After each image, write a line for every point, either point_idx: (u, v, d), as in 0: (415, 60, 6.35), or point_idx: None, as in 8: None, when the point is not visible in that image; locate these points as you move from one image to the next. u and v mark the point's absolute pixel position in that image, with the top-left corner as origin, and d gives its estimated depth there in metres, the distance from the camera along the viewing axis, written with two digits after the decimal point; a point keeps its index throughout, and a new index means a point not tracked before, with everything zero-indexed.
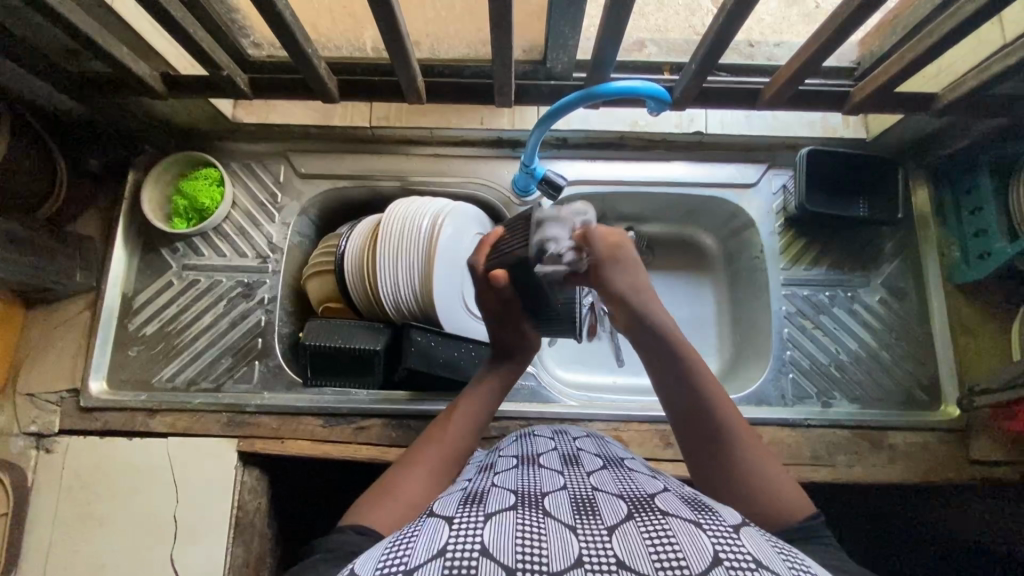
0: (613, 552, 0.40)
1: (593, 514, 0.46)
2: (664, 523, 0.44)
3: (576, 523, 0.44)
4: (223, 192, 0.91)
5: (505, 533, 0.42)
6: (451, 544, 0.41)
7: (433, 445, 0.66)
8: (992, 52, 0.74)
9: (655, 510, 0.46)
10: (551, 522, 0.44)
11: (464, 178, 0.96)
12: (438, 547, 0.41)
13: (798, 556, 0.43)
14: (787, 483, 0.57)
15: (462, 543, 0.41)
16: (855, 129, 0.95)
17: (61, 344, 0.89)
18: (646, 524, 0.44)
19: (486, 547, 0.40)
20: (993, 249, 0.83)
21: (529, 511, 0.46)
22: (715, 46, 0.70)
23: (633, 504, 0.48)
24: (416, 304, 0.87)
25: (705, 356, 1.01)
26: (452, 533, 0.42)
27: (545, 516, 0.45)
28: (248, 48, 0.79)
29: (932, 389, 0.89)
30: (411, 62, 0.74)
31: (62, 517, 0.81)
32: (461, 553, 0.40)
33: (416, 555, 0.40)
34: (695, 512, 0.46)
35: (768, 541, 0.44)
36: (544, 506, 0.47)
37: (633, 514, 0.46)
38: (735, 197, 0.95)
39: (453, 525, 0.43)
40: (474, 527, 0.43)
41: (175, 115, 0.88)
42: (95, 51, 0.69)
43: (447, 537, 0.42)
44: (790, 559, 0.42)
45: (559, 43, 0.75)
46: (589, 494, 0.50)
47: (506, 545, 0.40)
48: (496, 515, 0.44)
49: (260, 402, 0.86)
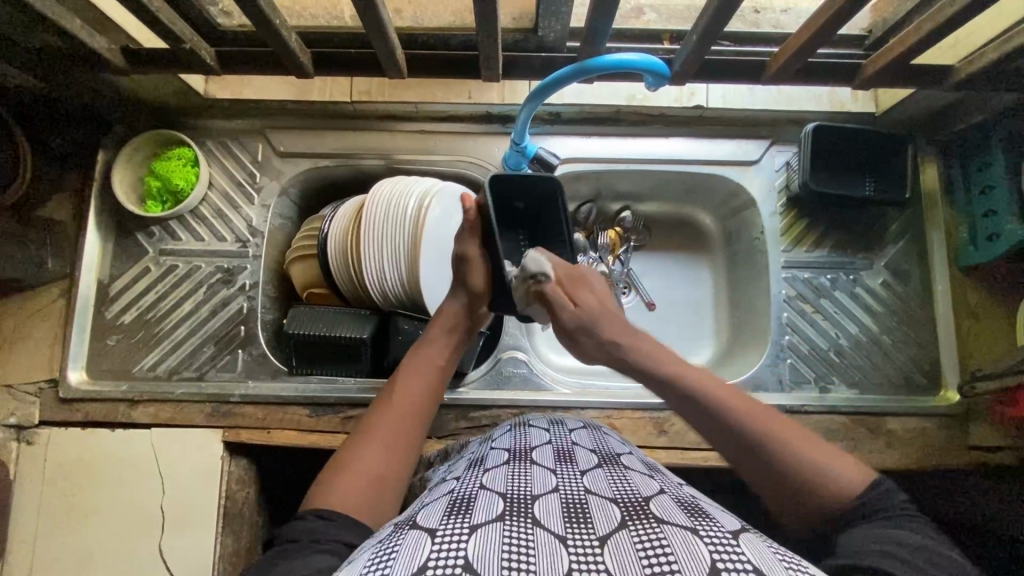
0: (605, 566, 0.39)
1: (584, 522, 0.44)
2: (660, 532, 0.42)
3: (566, 533, 0.42)
4: (198, 172, 0.87)
5: (491, 546, 0.40)
6: (434, 559, 0.38)
7: (393, 405, 0.62)
8: (1015, 20, 0.69)
9: (650, 517, 0.44)
10: (541, 531, 0.42)
11: (453, 157, 0.91)
12: (420, 562, 0.38)
13: (801, 563, 0.40)
14: (825, 455, 0.53)
15: (445, 558, 0.39)
16: (864, 103, 0.90)
17: (37, 334, 0.86)
18: (640, 532, 0.42)
19: (471, 563, 0.38)
20: (1002, 230, 0.80)
21: (517, 520, 0.43)
22: (718, 15, 0.65)
23: (626, 509, 0.46)
24: (402, 290, 0.84)
25: (702, 340, 0.98)
26: (435, 546, 0.40)
27: (534, 525, 0.43)
28: (217, 17, 0.74)
29: (932, 373, 0.87)
30: (389, 32, 0.68)
31: (47, 510, 0.80)
32: (445, 570, 0.37)
33: (396, 570, 0.38)
34: (691, 517, 0.45)
35: (771, 550, 0.42)
36: (534, 513, 0.45)
37: (626, 521, 0.44)
38: (737, 175, 0.90)
39: (436, 537, 0.41)
40: (457, 540, 0.40)
41: (142, 91, 0.83)
42: (45, 24, 0.63)
43: (430, 551, 0.39)
44: (792, 565, 0.40)
45: (550, 11, 0.70)
46: (581, 497, 0.48)
47: (491, 560, 0.38)
48: (482, 526, 0.42)
49: (245, 391, 0.84)
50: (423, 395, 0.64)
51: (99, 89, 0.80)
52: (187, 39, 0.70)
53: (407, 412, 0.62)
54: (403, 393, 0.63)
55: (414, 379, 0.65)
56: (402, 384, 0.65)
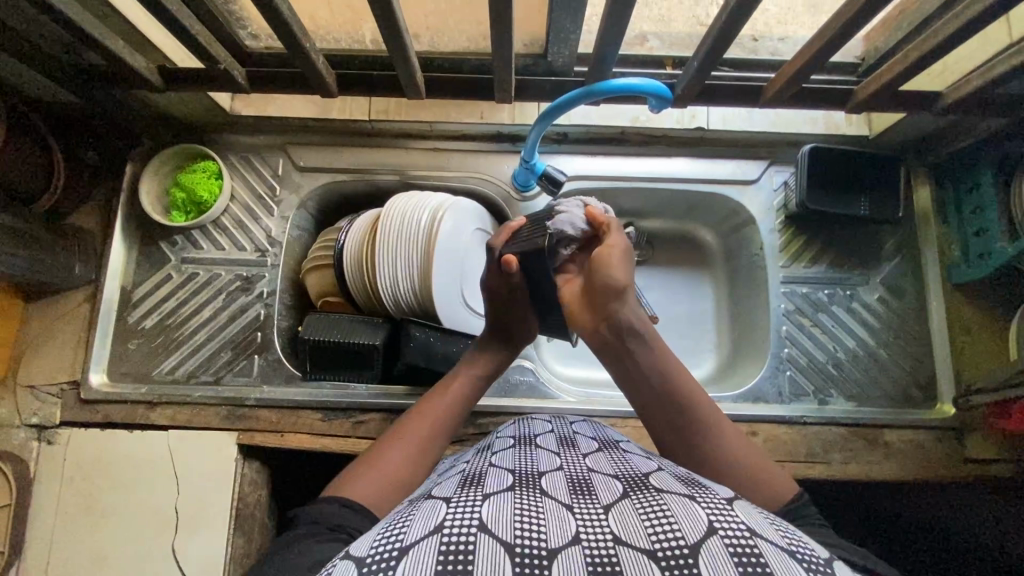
0: (610, 528, 0.41)
1: (589, 493, 0.46)
2: (660, 499, 0.44)
3: (572, 501, 0.45)
4: (222, 184, 0.91)
5: (503, 511, 0.42)
6: (449, 522, 0.41)
7: (422, 419, 0.67)
8: (998, 50, 0.73)
9: (650, 488, 0.47)
10: (548, 500, 0.45)
11: (464, 173, 0.95)
12: (436, 525, 0.41)
13: (793, 531, 0.43)
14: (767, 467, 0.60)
15: (460, 519, 0.41)
16: (857, 126, 0.94)
17: (61, 337, 0.89)
18: (642, 500, 0.44)
19: (485, 524, 0.41)
20: (993, 248, 0.83)
21: (526, 491, 0.46)
22: (718, 43, 0.70)
23: (628, 483, 0.48)
24: (414, 298, 0.87)
25: (703, 353, 1.01)
26: (449, 512, 0.43)
27: (542, 495, 0.46)
28: (246, 40, 0.79)
29: (928, 387, 0.89)
30: (410, 55, 0.72)
31: (64, 508, 0.82)
32: (460, 531, 0.40)
33: (414, 534, 0.41)
34: (688, 488, 0.47)
35: (761, 514, 0.44)
36: (541, 485, 0.47)
37: (628, 492, 0.46)
38: (736, 193, 0.94)
39: (450, 504, 0.44)
40: (470, 506, 0.43)
41: (172, 107, 0.88)
42: (91, 44, 0.68)
43: (446, 516, 0.42)
44: (784, 530, 0.42)
45: (560, 38, 0.74)
46: (585, 474, 0.51)
47: (503, 522, 0.41)
48: (493, 496, 0.45)
49: (260, 395, 0.87)
50: (448, 415, 0.69)
51: (132, 105, 0.85)
52: (222, 60, 0.75)
53: (432, 426, 0.67)
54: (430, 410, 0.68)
55: (445, 400, 0.70)
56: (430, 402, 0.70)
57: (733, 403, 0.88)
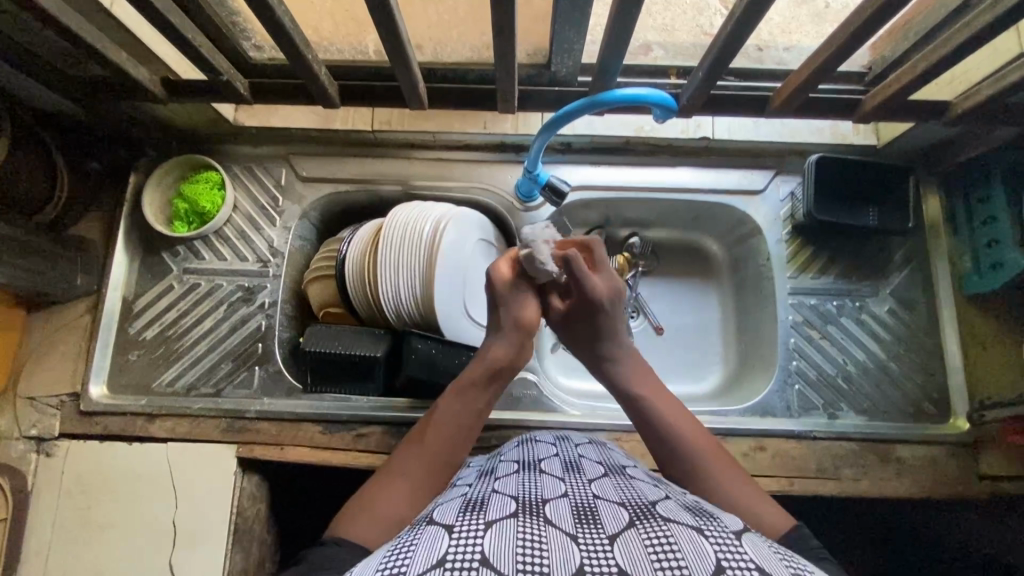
0: (615, 561, 0.39)
1: (594, 522, 0.45)
2: (666, 530, 0.43)
3: (577, 530, 0.43)
4: (224, 195, 0.91)
5: (505, 542, 0.41)
6: (450, 553, 0.39)
7: (422, 451, 0.62)
8: (1010, 59, 0.72)
9: (657, 518, 0.45)
10: (552, 529, 0.43)
11: (468, 183, 0.95)
12: (438, 556, 0.39)
13: (801, 563, 0.41)
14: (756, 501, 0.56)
15: (462, 551, 0.39)
16: (865, 136, 0.94)
17: (62, 348, 0.89)
18: (648, 531, 0.43)
19: (486, 556, 0.39)
20: (1005, 259, 0.82)
21: (530, 518, 0.44)
22: (725, 52, 0.68)
23: (634, 512, 0.47)
24: (416, 310, 0.85)
25: (709, 365, 1.00)
26: (452, 541, 0.41)
27: (545, 523, 0.44)
28: (249, 52, 0.78)
29: (941, 401, 0.87)
30: (412, 66, 0.72)
31: (61, 523, 0.81)
32: (461, 563, 0.38)
33: (415, 564, 0.39)
34: (696, 518, 0.45)
35: (770, 548, 0.43)
36: (545, 512, 0.46)
37: (634, 521, 0.45)
38: (743, 204, 0.93)
39: (453, 533, 0.42)
40: (473, 536, 0.41)
41: (175, 118, 0.88)
42: (94, 57, 0.68)
43: (447, 545, 0.40)
44: (794, 566, 0.41)
45: (563, 48, 0.73)
46: (590, 500, 0.49)
47: (505, 555, 0.39)
48: (495, 523, 0.43)
49: (260, 408, 0.86)
50: (450, 447, 0.64)
51: (136, 116, 0.85)
52: (224, 71, 0.74)
53: (436, 458, 0.62)
54: (430, 440, 0.63)
55: (446, 423, 0.65)
56: (436, 422, 0.65)
57: (740, 417, 0.86)
